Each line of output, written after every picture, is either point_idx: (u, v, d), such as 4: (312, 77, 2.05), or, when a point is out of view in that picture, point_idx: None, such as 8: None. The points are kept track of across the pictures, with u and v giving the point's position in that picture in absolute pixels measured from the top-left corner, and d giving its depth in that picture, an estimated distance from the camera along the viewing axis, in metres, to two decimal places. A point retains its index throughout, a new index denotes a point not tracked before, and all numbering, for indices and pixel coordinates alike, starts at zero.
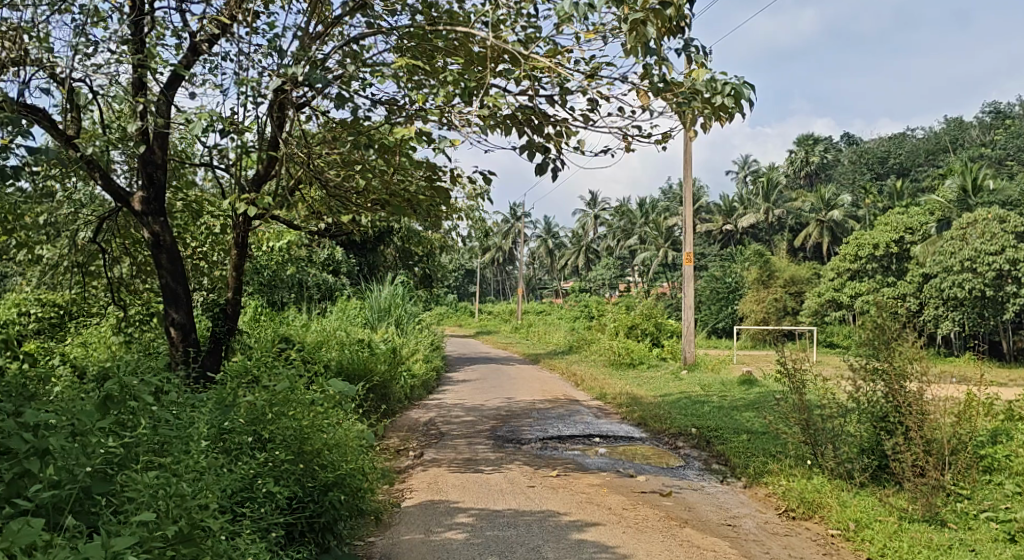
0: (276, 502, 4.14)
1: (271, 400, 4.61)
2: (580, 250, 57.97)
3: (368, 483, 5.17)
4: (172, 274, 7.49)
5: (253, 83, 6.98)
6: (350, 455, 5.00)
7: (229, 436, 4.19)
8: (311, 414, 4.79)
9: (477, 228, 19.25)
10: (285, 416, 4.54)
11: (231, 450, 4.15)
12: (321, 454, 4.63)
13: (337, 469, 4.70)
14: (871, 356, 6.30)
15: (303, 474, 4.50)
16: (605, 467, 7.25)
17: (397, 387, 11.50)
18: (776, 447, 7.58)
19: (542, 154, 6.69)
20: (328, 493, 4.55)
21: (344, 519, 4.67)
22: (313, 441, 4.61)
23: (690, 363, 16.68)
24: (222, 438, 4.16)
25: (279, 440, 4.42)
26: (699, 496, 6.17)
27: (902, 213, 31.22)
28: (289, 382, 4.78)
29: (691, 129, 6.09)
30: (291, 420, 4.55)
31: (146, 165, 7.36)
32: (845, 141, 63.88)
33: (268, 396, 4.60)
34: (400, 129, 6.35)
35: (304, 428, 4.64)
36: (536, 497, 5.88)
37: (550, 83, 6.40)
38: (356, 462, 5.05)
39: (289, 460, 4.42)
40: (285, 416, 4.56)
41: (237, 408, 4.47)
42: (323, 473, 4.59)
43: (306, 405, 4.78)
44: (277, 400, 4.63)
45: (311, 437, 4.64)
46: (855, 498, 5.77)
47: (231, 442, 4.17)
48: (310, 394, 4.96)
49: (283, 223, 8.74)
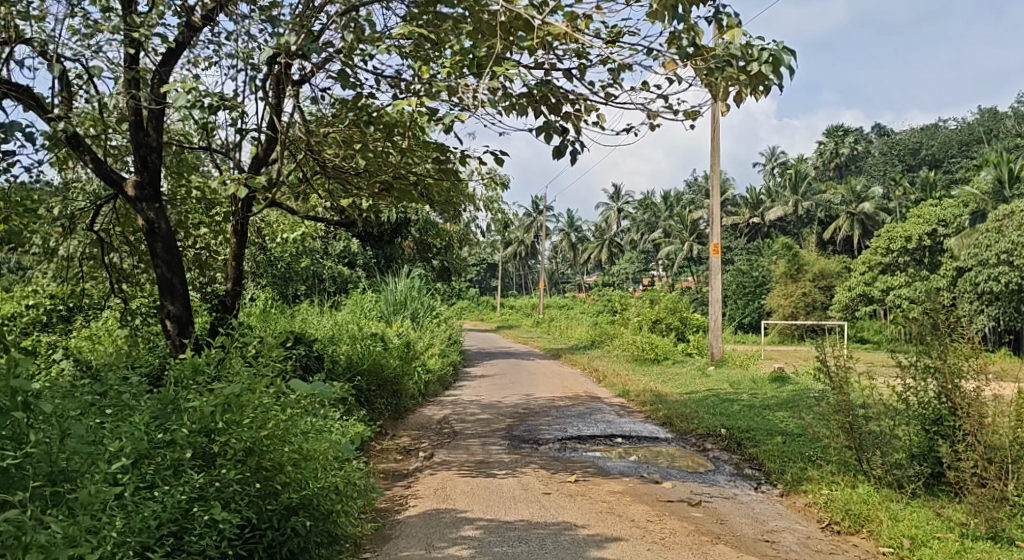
0: (217, 533, 3.67)
1: (224, 405, 4.08)
2: (603, 244, 57.16)
3: (348, 497, 4.68)
4: (167, 263, 6.97)
5: (249, 58, 6.47)
6: (322, 468, 4.49)
7: (162, 452, 3.73)
8: (275, 421, 4.27)
9: (496, 220, 18.72)
10: (241, 426, 4.04)
11: (164, 469, 3.69)
12: (283, 471, 4.15)
13: (301, 489, 4.21)
14: (920, 352, 5.74)
15: (258, 496, 4.04)
16: (628, 471, 6.71)
17: (410, 383, 11.06)
18: (816, 451, 6.99)
19: (560, 136, 6.16)
20: (291, 519, 4.11)
21: (313, 548, 4.23)
22: (272, 455, 4.12)
23: (717, 359, 16.07)
24: (155, 454, 3.71)
25: (229, 455, 3.93)
26: (732, 507, 5.61)
27: (934, 205, 30.29)
28: (247, 384, 4.26)
29: (723, 102, 5.51)
30: (248, 431, 4.05)
31: (139, 148, 6.84)
32: (876, 133, 62.50)
33: (220, 401, 4.07)
34: (400, 103, 5.83)
35: (264, 439, 4.14)
36: (552, 506, 5.38)
37: (566, 54, 5.87)
38: (331, 477, 4.55)
39: (240, 480, 3.94)
40: (240, 425, 4.06)
41: (184, 414, 3.97)
42: (284, 496, 4.11)
43: (266, 412, 4.27)
44: (231, 405, 4.10)
45: (271, 450, 4.14)
46: (906, 511, 5.20)
47: (163, 460, 3.71)
48: (275, 396, 4.44)
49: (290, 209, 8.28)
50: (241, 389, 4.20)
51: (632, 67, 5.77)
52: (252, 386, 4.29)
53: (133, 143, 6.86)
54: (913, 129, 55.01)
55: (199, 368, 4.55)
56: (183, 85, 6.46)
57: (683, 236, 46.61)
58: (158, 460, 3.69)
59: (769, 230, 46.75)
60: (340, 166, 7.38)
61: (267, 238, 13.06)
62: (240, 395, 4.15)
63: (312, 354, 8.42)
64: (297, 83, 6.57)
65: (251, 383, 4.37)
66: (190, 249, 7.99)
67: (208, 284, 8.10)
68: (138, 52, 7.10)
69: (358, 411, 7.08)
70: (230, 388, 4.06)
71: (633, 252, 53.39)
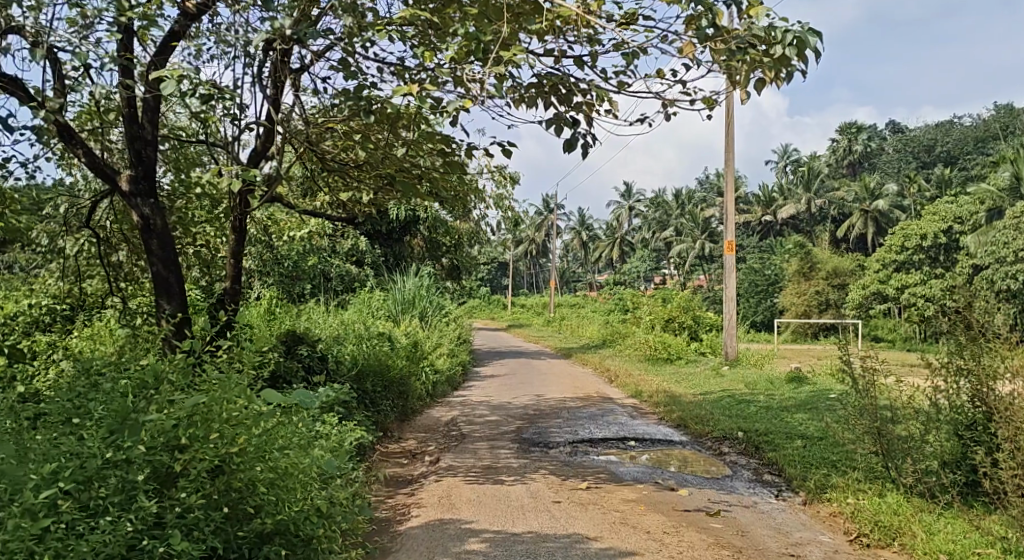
0: None
1: (187, 419, 3.65)
2: (615, 242, 56.83)
3: (334, 516, 4.38)
4: (163, 261, 6.73)
5: (242, 43, 6.10)
6: (303, 485, 4.13)
7: (113, 473, 3.35)
8: (250, 435, 3.86)
9: (507, 218, 18.39)
10: (209, 442, 3.63)
11: (114, 494, 3.32)
12: (255, 493, 3.79)
13: (275, 511, 3.86)
14: (952, 353, 5.43)
15: (223, 523, 3.69)
16: (642, 477, 6.40)
17: (417, 383, 10.79)
18: (840, 457, 6.67)
19: (571, 128, 5.87)
20: (264, 548, 3.85)
21: None
22: (242, 475, 3.73)
23: (732, 359, 15.74)
24: (104, 475, 3.33)
25: (192, 477, 3.53)
26: (754, 518, 5.30)
27: (950, 203, 29.85)
28: (218, 394, 3.82)
29: (743, 88, 5.20)
30: (215, 447, 3.65)
31: (133, 142, 6.58)
32: (890, 129, 61.80)
33: (182, 415, 3.63)
34: (402, 89, 5.52)
35: (235, 457, 3.74)
36: (562, 517, 5.10)
37: (578, 39, 5.58)
38: (311, 494, 4.21)
39: (203, 505, 3.57)
40: (205, 441, 3.64)
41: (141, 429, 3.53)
42: (255, 522, 3.77)
43: (238, 425, 3.83)
44: (194, 420, 3.68)
45: (240, 470, 3.73)
46: (941, 522, 4.89)
47: (113, 482, 3.33)
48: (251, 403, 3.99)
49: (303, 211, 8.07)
50: (212, 399, 3.79)
51: (647, 52, 5.46)
52: (224, 394, 3.87)
53: (127, 136, 6.58)
54: (928, 126, 54.46)
55: (174, 371, 4.16)
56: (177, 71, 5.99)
57: (695, 233, 46.29)
58: (107, 482, 3.32)
59: (782, 228, 46.32)
60: (338, 157, 7.10)
61: (273, 236, 12.80)
62: (207, 407, 3.74)
63: (315, 354, 8.16)
64: (296, 71, 6.26)
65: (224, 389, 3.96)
66: (188, 246, 7.70)
67: (208, 283, 7.86)
68: (131, 38, 6.77)
69: (361, 414, 6.82)
70: (195, 400, 3.65)
71: (645, 250, 52.99)
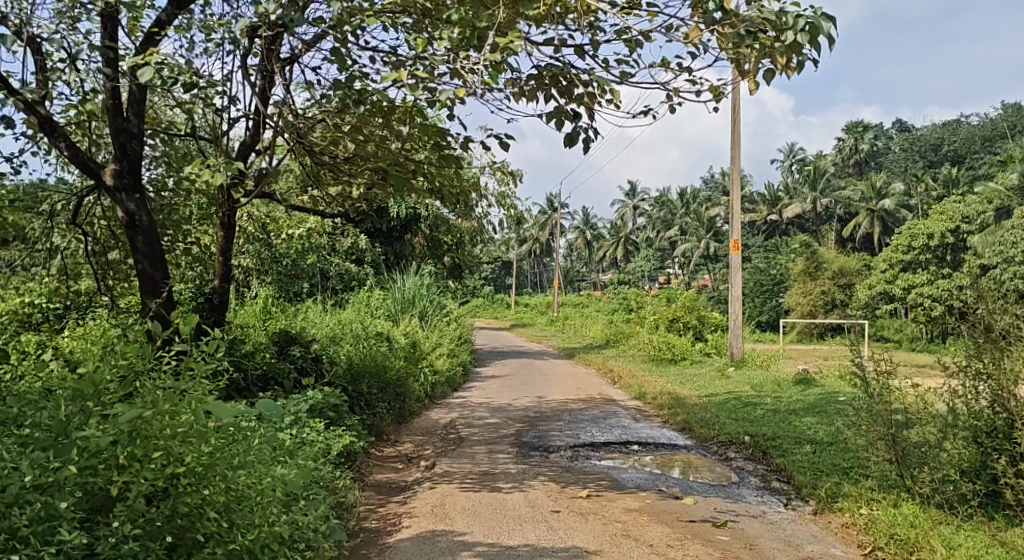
0: None
1: (126, 435, 3.31)
2: (619, 242, 56.55)
3: (303, 530, 4.06)
4: (149, 258, 6.49)
5: (226, 29, 5.85)
6: (265, 507, 3.75)
7: (35, 500, 3.00)
8: (200, 453, 3.48)
9: (509, 217, 18.11)
10: (150, 463, 3.29)
11: (35, 523, 2.98)
12: (206, 518, 3.41)
13: (227, 539, 3.49)
14: (970, 357, 5.16)
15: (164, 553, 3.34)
16: (645, 484, 6.15)
17: (415, 385, 10.55)
18: (851, 464, 6.41)
19: (572, 121, 5.60)
20: None
21: None
22: (188, 500, 3.37)
23: (737, 360, 15.49)
24: (26, 501, 2.99)
25: (128, 503, 3.21)
26: (763, 529, 5.05)
27: (958, 202, 29.54)
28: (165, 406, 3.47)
29: (752, 76, 4.95)
30: (157, 467, 3.32)
31: (118, 134, 6.34)
32: (896, 128, 61.47)
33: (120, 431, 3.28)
34: (392, 75, 5.24)
35: (180, 479, 3.39)
36: (561, 528, 4.86)
37: (578, 27, 5.33)
38: (277, 516, 3.81)
39: (138, 534, 3.23)
40: (146, 462, 3.29)
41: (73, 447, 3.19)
42: (204, 552, 3.41)
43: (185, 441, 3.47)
44: (136, 435, 3.33)
45: (186, 493, 3.39)
46: (961, 535, 4.62)
47: (35, 510, 2.98)
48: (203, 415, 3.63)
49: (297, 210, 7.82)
50: (158, 411, 3.42)
51: (652, 39, 5.21)
52: (171, 404, 3.50)
53: (111, 129, 6.36)
54: (935, 125, 54.10)
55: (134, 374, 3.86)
56: (154, 58, 5.65)
57: (699, 233, 46.05)
58: (29, 509, 2.98)
59: (787, 228, 46.00)
60: (326, 150, 6.82)
61: (270, 233, 12.56)
62: (149, 419, 3.38)
63: (308, 354, 7.92)
64: (285, 62, 5.99)
65: (177, 399, 3.59)
66: (178, 244, 7.47)
67: (198, 282, 7.63)
68: (115, 27, 6.48)
69: (353, 418, 6.58)
70: (133, 414, 3.30)
71: (650, 249, 52.70)
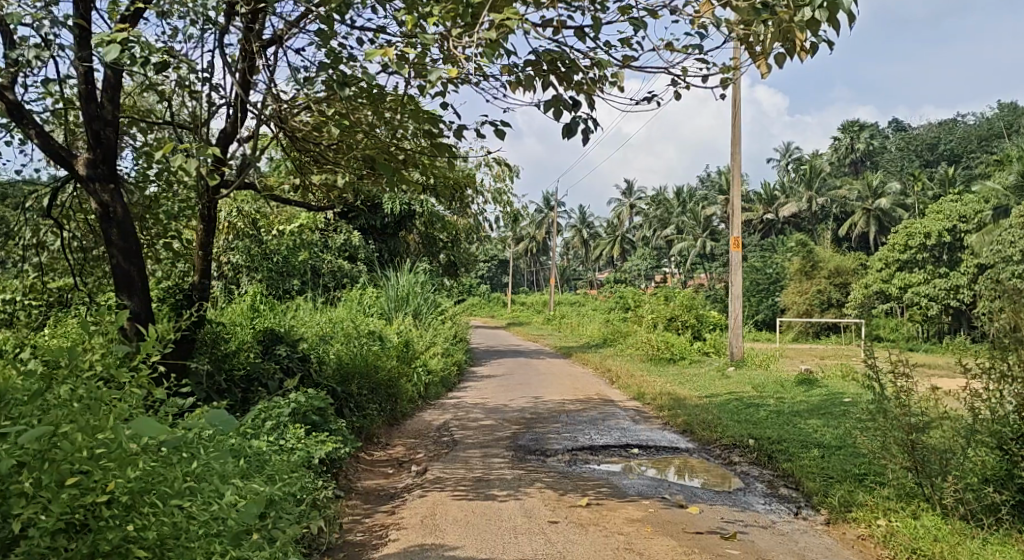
0: None
1: (34, 457, 2.75)
2: (615, 241, 56.19)
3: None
4: (124, 253, 6.16)
5: (201, 9, 5.51)
6: (210, 541, 3.24)
7: None
8: (127, 479, 2.94)
9: (506, 214, 17.78)
10: (61, 491, 2.75)
11: None
12: (131, 556, 2.88)
13: None
14: (995, 359, 4.89)
15: None
16: (647, 492, 5.83)
17: (407, 385, 10.21)
18: (864, 470, 6.09)
19: (571, 111, 5.23)
20: None
21: None
22: (109, 537, 2.82)
23: (737, 359, 15.19)
24: None
25: (33, 541, 2.67)
26: (775, 542, 4.75)
27: (954, 201, 29.21)
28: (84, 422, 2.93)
29: (765, 56, 4.65)
30: (70, 497, 2.78)
31: (91, 121, 6.01)
32: (892, 127, 61.36)
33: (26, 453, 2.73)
34: (376, 50, 4.84)
35: (102, 510, 2.86)
36: (559, 542, 4.54)
37: (579, 8, 5.00)
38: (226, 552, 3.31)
39: None
40: (57, 489, 2.75)
41: None
42: None
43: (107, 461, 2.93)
44: (44, 456, 2.77)
45: (106, 529, 2.84)
46: (989, 550, 4.33)
47: None
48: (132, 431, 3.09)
49: (284, 203, 7.50)
50: (75, 427, 2.88)
51: (659, 16, 4.88)
52: (92, 416, 2.98)
53: (84, 116, 6.04)
54: (931, 125, 53.95)
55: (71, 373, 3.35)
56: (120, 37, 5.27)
57: (696, 231, 45.82)
58: None
59: (783, 227, 45.75)
60: (306, 136, 6.44)
61: (260, 229, 12.21)
62: (64, 435, 2.84)
63: (293, 354, 7.58)
64: (266, 42, 5.65)
65: (100, 413, 3.05)
66: (157, 239, 7.14)
67: (178, 278, 7.30)
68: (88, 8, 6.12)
69: (340, 421, 6.24)
70: (41, 432, 2.74)
71: (645, 247, 52.36)
